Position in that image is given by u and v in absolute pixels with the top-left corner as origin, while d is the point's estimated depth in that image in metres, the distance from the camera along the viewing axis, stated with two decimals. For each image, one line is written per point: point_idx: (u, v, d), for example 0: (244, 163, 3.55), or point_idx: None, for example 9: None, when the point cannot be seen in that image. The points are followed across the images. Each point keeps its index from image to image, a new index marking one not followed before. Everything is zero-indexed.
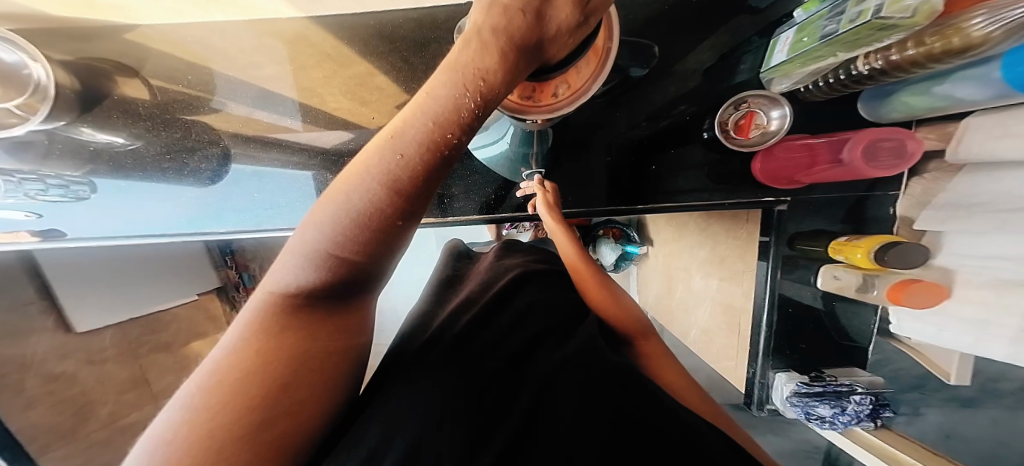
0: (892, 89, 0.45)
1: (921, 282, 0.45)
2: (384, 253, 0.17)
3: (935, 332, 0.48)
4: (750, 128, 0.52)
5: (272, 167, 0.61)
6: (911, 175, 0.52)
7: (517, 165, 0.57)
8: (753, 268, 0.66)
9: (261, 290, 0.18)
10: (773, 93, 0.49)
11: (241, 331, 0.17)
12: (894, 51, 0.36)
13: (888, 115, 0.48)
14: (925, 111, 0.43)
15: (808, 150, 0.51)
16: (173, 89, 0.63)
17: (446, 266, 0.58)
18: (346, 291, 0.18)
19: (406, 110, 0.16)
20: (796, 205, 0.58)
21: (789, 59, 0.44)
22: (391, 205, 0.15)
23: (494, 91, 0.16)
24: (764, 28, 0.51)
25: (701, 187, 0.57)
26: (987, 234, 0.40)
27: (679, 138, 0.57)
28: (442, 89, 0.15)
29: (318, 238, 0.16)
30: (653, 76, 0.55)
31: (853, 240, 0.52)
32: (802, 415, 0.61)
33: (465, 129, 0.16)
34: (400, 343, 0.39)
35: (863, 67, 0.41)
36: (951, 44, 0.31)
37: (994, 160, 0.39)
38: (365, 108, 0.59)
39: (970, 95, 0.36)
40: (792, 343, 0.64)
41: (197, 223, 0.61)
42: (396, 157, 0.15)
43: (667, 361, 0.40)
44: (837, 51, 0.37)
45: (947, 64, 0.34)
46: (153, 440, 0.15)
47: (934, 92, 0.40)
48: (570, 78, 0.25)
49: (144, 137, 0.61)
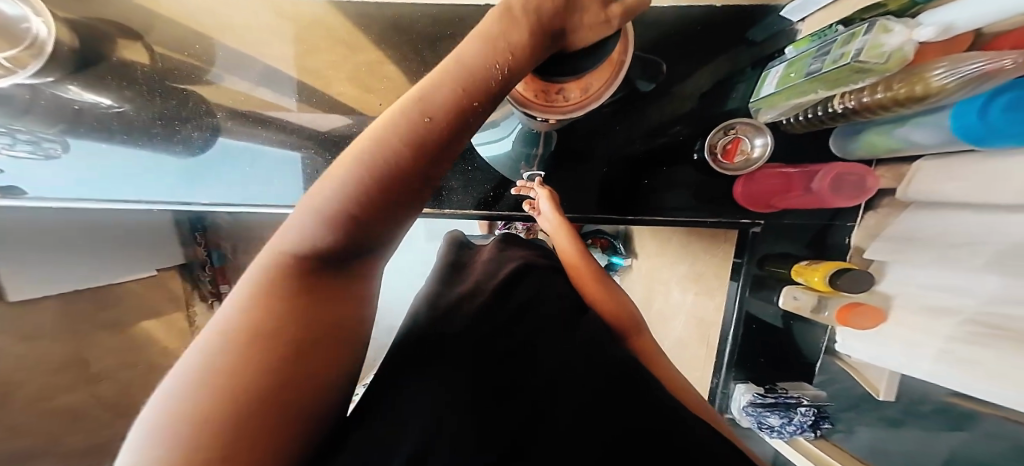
0: (861, 128, 0.51)
1: (865, 305, 0.52)
2: (404, 216, 0.16)
3: (874, 350, 0.53)
4: (735, 154, 0.56)
5: (270, 145, 0.59)
6: (866, 208, 0.58)
7: (517, 165, 0.60)
8: (725, 286, 0.73)
9: (272, 246, 0.16)
10: (757, 123, 0.54)
11: (256, 289, 0.14)
12: (866, 93, 0.43)
13: (855, 152, 0.54)
14: (886, 152, 0.49)
15: (784, 177, 0.56)
16: (176, 57, 0.58)
17: (450, 253, 0.56)
18: (370, 249, 0.17)
19: (429, 76, 0.16)
20: (768, 228, 0.63)
21: (777, 91, 0.50)
22: (418, 167, 0.15)
23: (519, 64, 0.18)
24: (758, 61, 0.57)
25: (687, 205, 0.61)
26: (930, 266, 0.45)
27: (672, 156, 0.60)
28: (474, 56, 0.16)
29: (343, 190, 0.14)
30: (655, 93, 0.59)
31: (812, 265, 0.58)
32: (756, 424, 0.68)
33: (489, 99, 0.17)
34: (401, 329, 0.35)
35: (838, 106, 0.47)
36: (914, 90, 0.37)
37: (935, 200, 0.45)
38: (370, 94, 0.58)
39: (925, 139, 0.42)
40: (754, 356, 0.72)
41: (175, 189, 0.58)
42: (424, 119, 0.15)
43: (656, 356, 0.42)
44: (819, 88, 0.44)
45: (909, 108, 0.40)
46: (157, 416, 0.11)
47: (896, 135, 0.46)
48: (581, 84, 0.27)
49: (135, 101, 0.57)
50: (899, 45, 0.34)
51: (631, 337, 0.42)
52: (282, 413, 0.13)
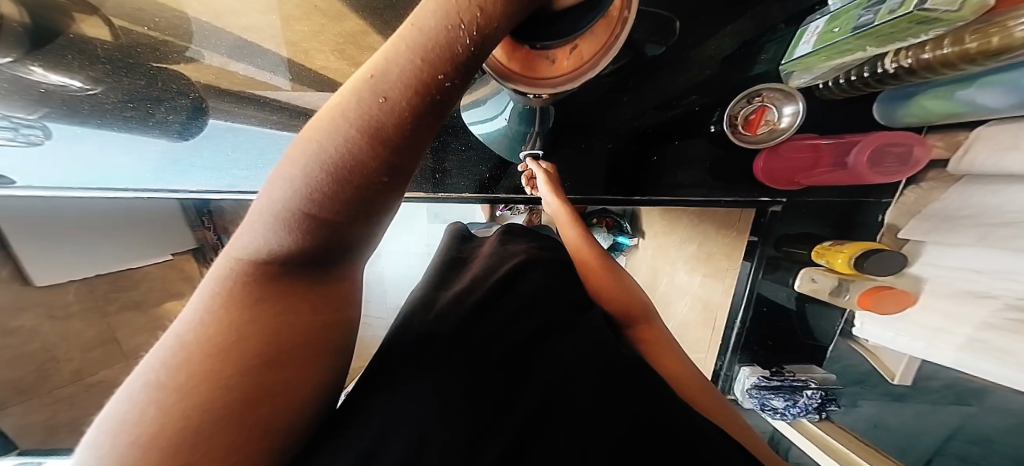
0: (914, 91, 0.45)
1: (892, 290, 0.50)
2: (368, 219, 0.14)
3: (892, 336, 0.53)
4: (759, 124, 0.51)
5: (248, 125, 0.59)
6: (909, 183, 0.53)
7: (514, 144, 0.56)
8: (737, 267, 0.70)
9: (227, 256, 0.15)
10: (788, 88, 0.48)
11: (197, 305, 0.14)
12: (926, 50, 0.38)
13: (902, 119, 0.49)
14: (942, 117, 0.44)
15: (814, 151, 0.52)
16: (136, 30, 0.54)
17: (449, 247, 0.54)
18: (333, 259, 0.16)
19: (386, 47, 0.13)
20: (789, 207, 0.59)
21: (814, 51, 0.44)
22: (373, 158, 0.12)
23: (494, 24, 0.14)
24: (793, 15, 0.50)
25: (699, 182, 0.58)
26: (966, 248, 0.44)
27: (685, 129, 0.57)
28: (431, 19, 0.13)
29: (285, 194, 0.12)
30: (670, 59, 0.53)
31: (837, 246, 0.54)
32: (757, 405, 0.68)
33: (458, 69, 0.13)
34: (394, 327, 0.35)
35: (889, 65, 0.42)
36: (989, 44, 0.33)
37: (995, 173, 0.41)
38: (353, 67, 0.55)
39: (993, 102, 0.37)
40: (760, 340, 0.71)
41: (150, 181, 0.59)
42: (377, 100, 0.12)
43: (667, 347, 0.40)
44: (871, 44, 0.38)
45: (978, 66, 0.36)
46: (103, 426, 0.13)
47: (958, 97, 0.40)
48: (568, 49, 0.21)
49: (105, 81, 0.51)
50: None
51: (637, 327, 0.41)
52: (243, 421, 0.14)
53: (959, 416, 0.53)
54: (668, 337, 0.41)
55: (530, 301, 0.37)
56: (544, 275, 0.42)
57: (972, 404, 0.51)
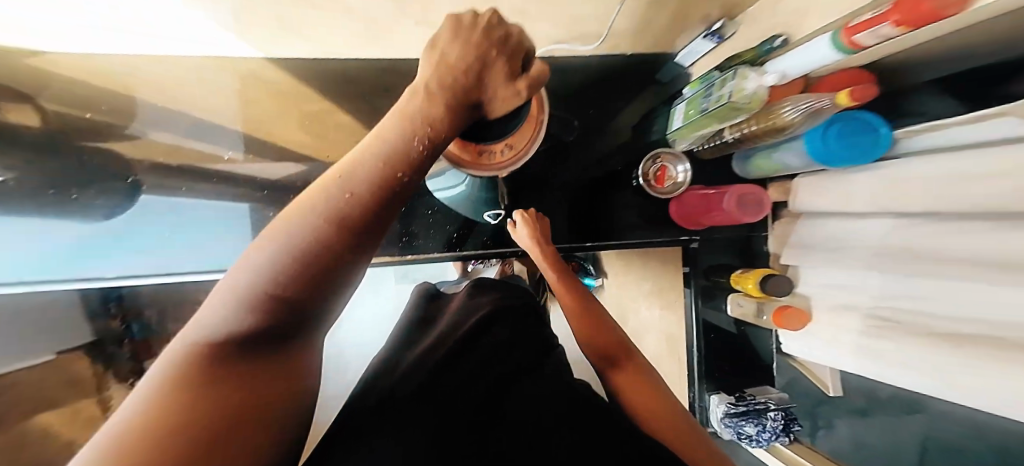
0: (751, 152, 0.60)
1: (792, 308, 0.57)
2: (331, 293, 0.16)
3: (807, 348, 0.60)
4: (665, 179, 0.62)
5: (192, 201, 0.58)
6: (773, 219, 0.66)
7: (478, 206, 0.60)
8: (682, 296, 0.80)
9: (171, 346, 0.15)
10: (676, 152, 0.62)
11: (137, 392, 0.14)
12: (746, 126, 0.52)
13: (751, 174, 0.63)
14: (773, 171, 0.58)
15: (705, 199, 0.63)
16: (78, 114, 0.56)
17: (416, 308, 0.53)
18: (295, 332, 0.16)
19: (352, 150, 0.16)
20: (705, 243, 0.71)
21: (684, 125, 0.58)
22: (340, 242, 0.14)
23: (443, 132, 0.17)
24: (666, 100, 0.66)
25: (637, 225, 0.67)
26: (818, 266, 0.55)
27: (612, 184, 0.66)
28: (391, 131, 0.16)
29: (251, 279, 0.14)
30: (591, 130, 0.67)
31: (744, 273, 0.66)
32: (735, 435, 0.69)
33: (415, 166, 0.16)
34: (355, 399, 0.34)
35: (731, 135, 0.56)
36: (776, 123, 0.46)
37: (818, 210, 0.53)
38: (324, 144, 0.61)
39: (794, 162, 0.51)
40: (720, 365, 0.77)
41: (78, 269, 0.54)
42: (344, 195, 0.14)
43: (648, 383, 0.42)
44: (714, 121, 0.51)
45: (777, 136, 0.49)
46: None
47: (775, 158, 0.55)
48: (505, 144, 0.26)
49: (18, 168, 0.49)
50: (755, 90, 0.42)
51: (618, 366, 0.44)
52: None
53: (920, 426, 0.49)
54: (644, 367, 0.44)
55: (495, 353, 0.37)
56: (507, 326, 0.43)
57: (922, 411, 0.48)
